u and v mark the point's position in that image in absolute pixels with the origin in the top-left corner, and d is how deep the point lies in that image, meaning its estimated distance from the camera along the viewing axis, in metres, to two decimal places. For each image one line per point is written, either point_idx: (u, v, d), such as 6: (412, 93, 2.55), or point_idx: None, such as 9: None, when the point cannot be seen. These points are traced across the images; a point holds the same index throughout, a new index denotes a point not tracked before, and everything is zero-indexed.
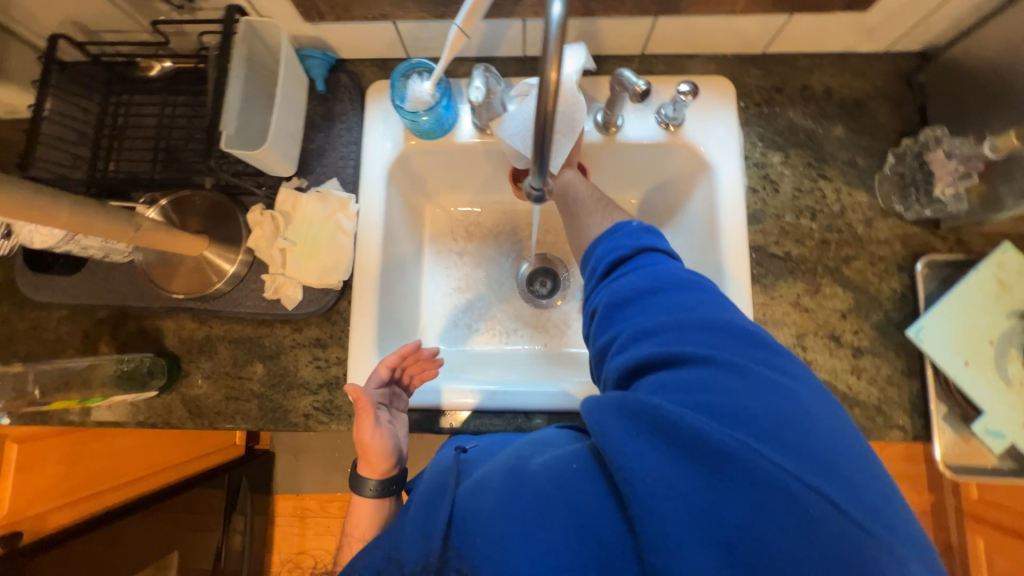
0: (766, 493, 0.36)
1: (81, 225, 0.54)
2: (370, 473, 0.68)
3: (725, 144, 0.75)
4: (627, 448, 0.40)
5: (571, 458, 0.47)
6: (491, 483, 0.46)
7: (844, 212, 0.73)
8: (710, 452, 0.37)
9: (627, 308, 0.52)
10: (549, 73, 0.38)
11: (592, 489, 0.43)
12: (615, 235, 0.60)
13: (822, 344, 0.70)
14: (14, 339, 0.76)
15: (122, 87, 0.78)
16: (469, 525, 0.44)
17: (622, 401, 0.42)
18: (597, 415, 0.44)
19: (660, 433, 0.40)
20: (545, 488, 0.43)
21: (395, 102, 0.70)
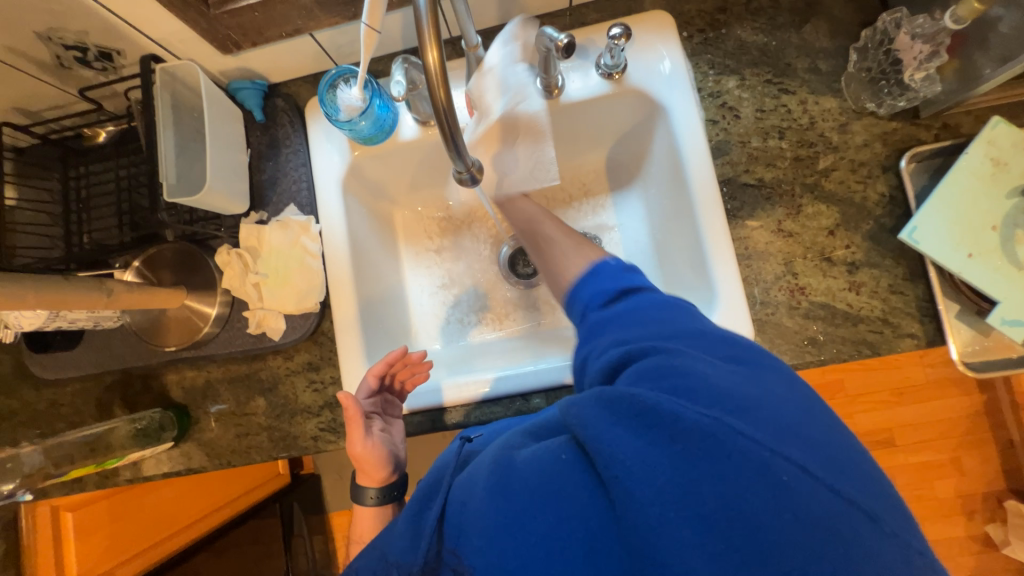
0: (755, 474, 0.34)
1: (52, 302, 0.55)
2: (370, 479, 0.69)
3: (673, 81, 0.71)
4: (610, 437, 0.38)
5: (560, 448, 0.43)
6: (476, 479, 0.45)
7: (814, 123, 0.69)
8: (699, 440, 0.35)
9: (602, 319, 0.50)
10: (429, 54, 0.38)
11: (574, 477, 0.40)
12: (598, 276, 0.56)
13: (813, 267, 0.67)
14: (37, 419, 0.80)
15: (77, 159, 0.79)
16: (459, 518, 0.44)
17: (602, 392, 0.40)
18: (579, 409, 0.41)
19: (646, 423, 0.37)
20: (526, 483, 0.41)
21: (330, 115, 0.69)
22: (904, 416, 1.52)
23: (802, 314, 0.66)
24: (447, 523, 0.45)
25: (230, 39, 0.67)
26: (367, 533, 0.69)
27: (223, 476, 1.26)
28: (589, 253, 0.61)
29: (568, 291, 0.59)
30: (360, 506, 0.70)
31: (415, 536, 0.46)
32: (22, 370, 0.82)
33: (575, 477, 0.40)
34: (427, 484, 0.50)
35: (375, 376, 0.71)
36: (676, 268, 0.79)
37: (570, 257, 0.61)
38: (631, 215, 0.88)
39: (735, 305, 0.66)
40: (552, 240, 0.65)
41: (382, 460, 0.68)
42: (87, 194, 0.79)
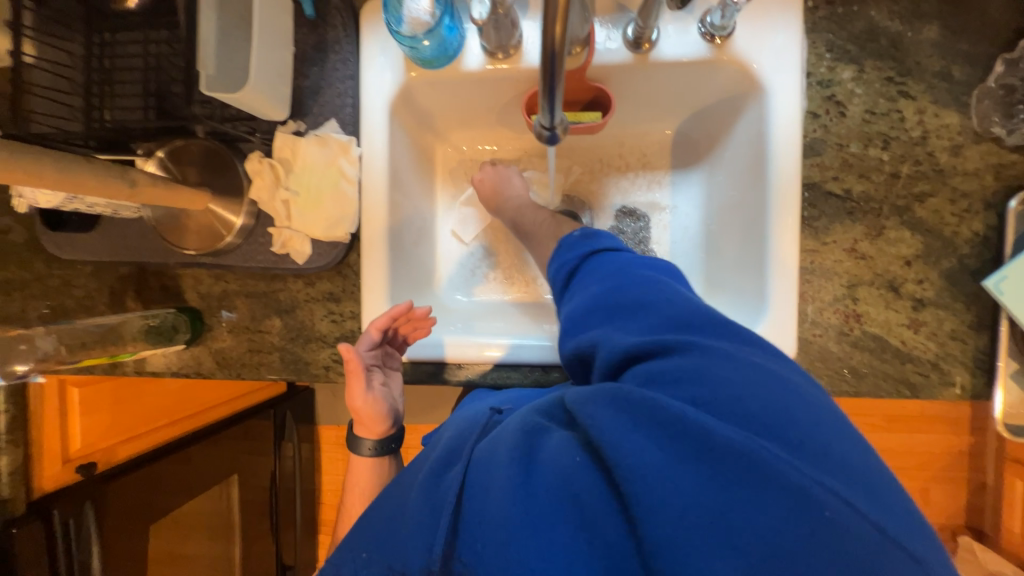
0: (780, 482, 0.33)
1: (73, 184, 0.51)
2: (367, 439, 0.73)
3: (783, 58, 0.62)
4: (630, 441, 0.36)
5: (573, 448, 0.40)
6: (491, 465, 0.42)
7: (926, 138, 0.61)
8: (718, 446, 0.35)
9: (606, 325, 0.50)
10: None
11: (589, 479, 0.38)
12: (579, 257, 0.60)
13: (877, 296, 0.62)
14: (49, 295, 0.79)
15: (102, 24, 0.72)
16: (477, 514, 0.39)
17: (618, 394, 0.40)
18: (589, 406, 0.40)
19: (665, 429, 0.36)
20: (540, 477, 0.39)
21: (391, 26, 0.60)
22: (889, 442, 1.54)
23: (851, 342, 0.63)
24: (462, 514, 0.41)
25: None
26: (359, 487, 0.72)
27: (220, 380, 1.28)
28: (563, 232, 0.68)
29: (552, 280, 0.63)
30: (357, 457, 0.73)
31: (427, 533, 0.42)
32: (36, 243, 0.79)
33: (593, 480, 0.38)
34: (444, 456, 0.48)
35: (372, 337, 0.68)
36: (725, 266, 0.75)
37: (547, 234, 0.71)
38: (687, 200, 0.82)
39: (785, 320, 0.62)
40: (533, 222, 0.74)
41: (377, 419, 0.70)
42: (112, 66, 0.71)
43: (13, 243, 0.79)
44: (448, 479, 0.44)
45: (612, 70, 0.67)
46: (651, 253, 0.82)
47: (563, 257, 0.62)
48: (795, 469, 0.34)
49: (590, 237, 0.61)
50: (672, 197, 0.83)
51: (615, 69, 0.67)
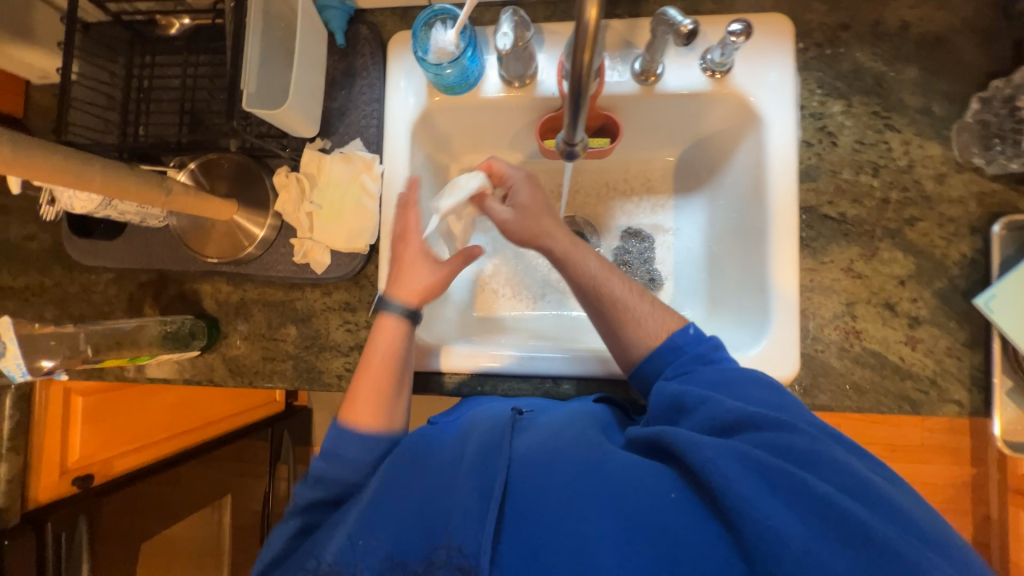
0: (871, 534, 0.41)
1: (114, 188, 0.54)
2: (388, 335, 0.64)
3: (779, 93, 0.67)
4: (748, 492, 0.43)
5: (668, 485, 0.48)
6: (562, 472, 0.50)
7: (912, 167, 0.66)
8: (821, 504, 0.43)
9: (709, 383, 0.56)
10: (588, 10, 0.35)
11: (688, 512, 0.46)
12: (680, 354, 0.61)
13: (874, 313, 0.65)
14: (66, 301, 0.80)
15: (145, 47, 0.76)
16: (546, 518, 0.47)
17: (745, 454, 0.46)
18: (704, 451, 0.46)
19: (782, 491, 0.44)
20: (636, 501, 0.47)
21: (418, 54, 0.65)
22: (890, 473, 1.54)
23: (852, 357, 0.65)
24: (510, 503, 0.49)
25: None
26: (364, 403, 0.61)
27: (220, 395, 1.29)
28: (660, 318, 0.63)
29: (640, 373, 0.63)
30: (386, 322, 0.64)
31: (479, 512, 0.47)
32: (60, 250, 0.81)
33: (693, 513, 0.46)
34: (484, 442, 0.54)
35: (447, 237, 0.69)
36: (728, 286, 0.78)
37: (646, 321, 0.63)
38: (690, 223, 0.86)
39: (788, 334, 0.65)
40: (617, 296, 0.64)
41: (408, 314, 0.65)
42: (151, 86, 0.76)
43: (38, 249, 0.81)
44: (496, 465, 0.51)
45: (620, 100, 0.73)
46: (656, 273, 0.85)
47: (657, 359, 0.62)
48: (885, 527, 0.41)
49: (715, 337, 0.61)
50: (676, 220, 0.87)
51: (622, 100, 0.73)
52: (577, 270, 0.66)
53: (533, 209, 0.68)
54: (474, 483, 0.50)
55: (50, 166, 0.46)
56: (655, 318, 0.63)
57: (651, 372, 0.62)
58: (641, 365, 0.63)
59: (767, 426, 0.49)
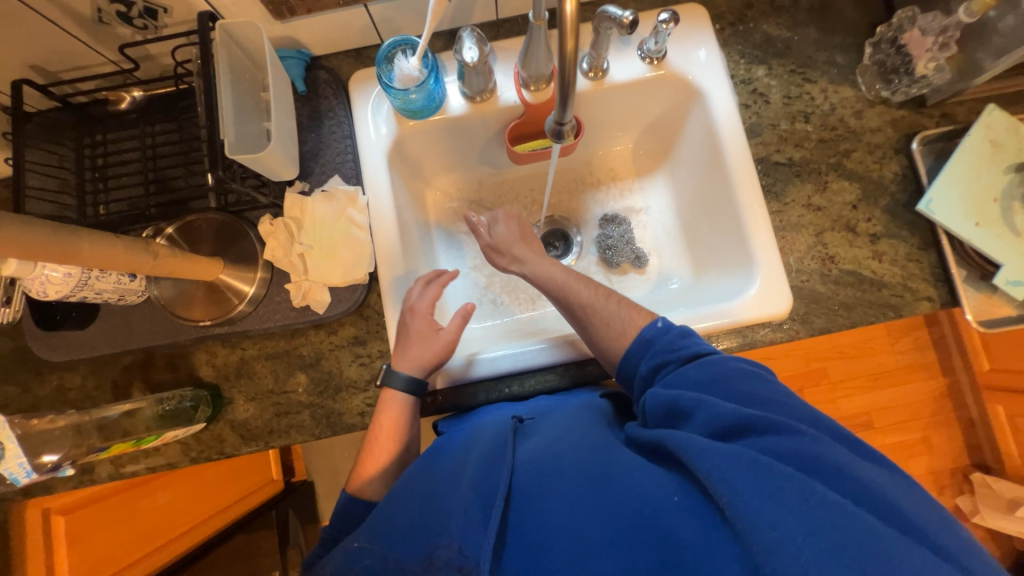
0: (873, 543, 0.40)
1: (103, 258, 0.52)
2: (394, 404, 0.66)
3: (710, 68, 0.76)
4: (757, 502, 0.42)
5: (670, 489, 0.48)
6: (567, 479, 0.50)
7: (835, 109, 0.76)
8: (829, 512, 0.41)
9: (700, 388, 0.55)
10: (567, 8, 0.41)
11: (693, 511, 0.45)
12: (651, 347, 0.63)
13: (841, 238, 0.73)
14: (39, 406, 0.73)
15: (94, 127, 0.75)
16: (549, 517, 0.48)
17: (751, 459, 0.44)
18: (710, 459, 0.45)
19: (791, 496, 0.42)
20: (638, 506, 0.46)
21: (384, 82, 0.69)
22: (879, 401, 1.65)
23: (833, 280, 0.72)
24: (513, 506, 0.49)
25: (285, 4, 0.66)
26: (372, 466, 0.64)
27: (217, 483, 1.17)
28: (630, 312, 0.68)
29: (623, 367, 0.65)
30: (390, 389, 0.67)
31: (482, 515, 0.47)
32: (23, 353, 0.74)
33: (696, 517, 0.45)
34: (487, 455, 0.53)
35: (457, 316, 0.70)
36: (707, 246, 0.84)
37: (616, 319, 0.67)
38: (657, 199, 0.93)
39: (775, 272, 0.71)
40: (586, 301, 0.70)
41: (407, 390, 0.66)
42: (106, 163, 0.74)
43: None
44: (500, 473, 0.51)
45: None
46: (640, 250, 0.91)
47: (636, 353, 0.64)
48: (887, 535, 0.40)
49: (687, 336, 0.62)
50: (644, 199, 0.94)
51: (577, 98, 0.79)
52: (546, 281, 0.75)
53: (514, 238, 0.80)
54: (477, 493, 0.49)
55: (39, 240, 0.44)
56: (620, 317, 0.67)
57: (630, 370, 0.64)
58: (621, 365, 0.66)
59: (777, 432, 0.48)
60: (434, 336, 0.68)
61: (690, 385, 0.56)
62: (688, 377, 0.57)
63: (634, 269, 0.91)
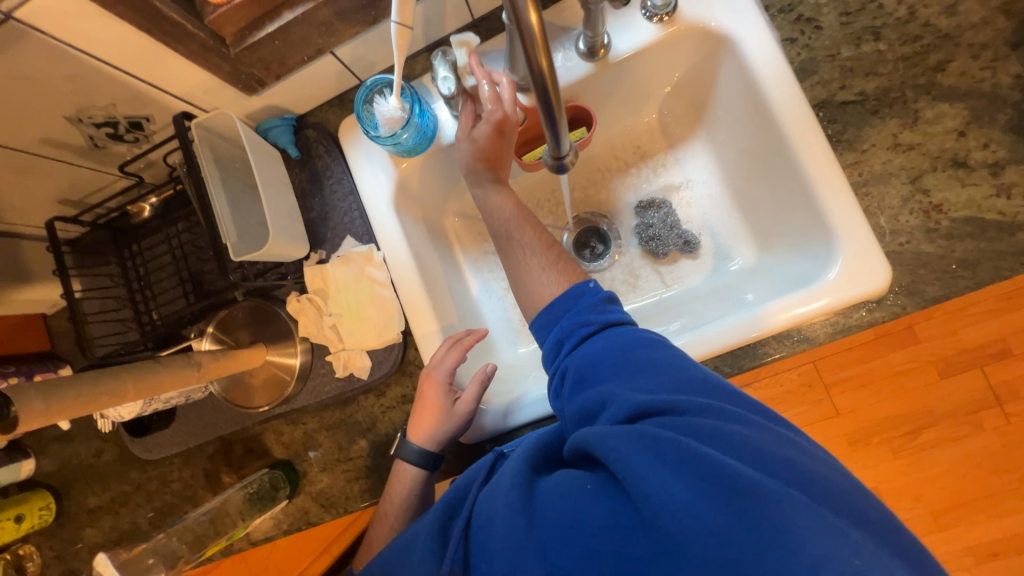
0: (779, 512, 0.35)
1: (151, 389, 0.53)
2: (401, 476, 0.66)
3: (735, 4, 0.63)
4: (650, 475, 0.38)
5: (583, 477, 0.43)
6: (497, 486, 0.46)
7: (915, 12, 0.60)
8: (728, 481, 0.36)
9: (602, 365, 0.48)
10: (529, 18, 0.35)
11: (604, 500, 0.41)
12: (580, 301, 0.55)
13: (947, 178, 0.58)
14: (152, 498, 0.81)
15: (128, 239, 0.77)
16: (484, 534, 0.45)
17: (645, 432, 0.40)
18: (608, 442, 0.41)
19: (689, 467, 0.38)
20: (558, 509, 0.42)
21: (370, 132, 0.65)
22: None
23: (945, 235, 0.58)
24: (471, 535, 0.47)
25: (253, 77, 0.62)
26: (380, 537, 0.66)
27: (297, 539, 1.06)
28: (567, 269, 0.59)
29: (541, 316, 0.56)
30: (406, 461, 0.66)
31: (439, 550, 0.48)
32: (128, 453, 0.82)
33: (609, 507, 0.40)
34: (449, 499, 0.51)
35: (475, 382, 0.67)
36: (769, 215, 0.72)
37: (545, 275, 0.59)
38: (698, 170, 0.80)
39: (858, 242, 0.58)
40: (524, 248, 0.62)
41: (419, 464, 0.65)
42: (147, 271, 0.77)
43: (108, 462, 0.83)
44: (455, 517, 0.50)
45: (579, 86, 0.69)
46: (688, 233, 0.80)
47: (548, 315, 0.56)
48: (794, 498, 0.36)
49: (589, 299, 0.54)
50: (683, 172, 0.81)
51: (582, 85, 0.69)
52: (494, 214, 0.64)
53: (472, 161, 0.64)
54: (431, 537, 0.49)
55: (87, 397, 0.46)
56: (549, 279, 0.59)
57: (541, 335, 0.57)
58: (542, 316, 0.57)
59: (680, 409, 0.42)
60: (452, 407, 0.66)
61: (600, 360, 0.49)
62: (590, 358, 0.50)
63: (685, 256, 0.80)
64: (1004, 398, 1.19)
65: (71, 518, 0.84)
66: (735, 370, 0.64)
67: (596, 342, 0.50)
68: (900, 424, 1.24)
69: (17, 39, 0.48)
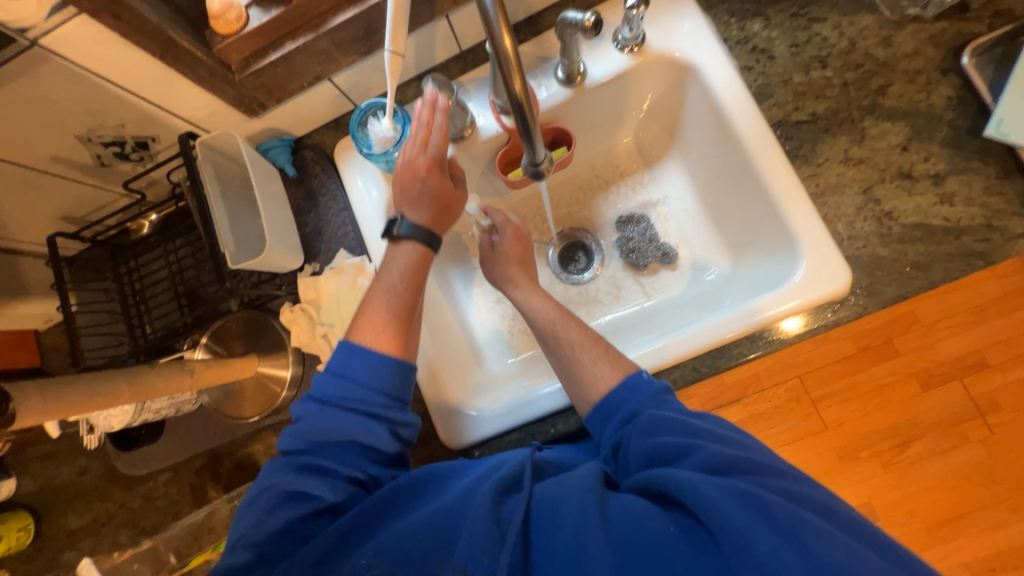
0: (852, 568, 0.37)
1: (145, 392, 0.55)
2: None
3: (697, 37, 0.70)
4: (748, 529, 0.39)
5: (665, 518, 0.42)
6: (566, 491, 0.45)
7: (855, 44, 0.67)
8: (822, 543, 0.38)
9: (677, 429, 0.49)
10: (504, 42, 0.40)
11: (690, 544, 0.40)
12: (636, 393, 0.55)
13: (895, 188, 0.63)
14: (136, 517, 0.80)
15: (125, 255, 0.80)
16: (552, 535, 0.43)
17: (742, 490, 0.41)
18: (701, 490, 0.41)
19: (785, 528, 0.39)
20: (641, 541, 0.41)
21: (364, 151, 0.69)
22: None
23: (897, 239, 0.62)
24: (533, 529, 0.44)
25: (255, 101, 0.67)
26: None
27: None
28: (615, 360, 0.60)
29: (602, 405, 0.56)
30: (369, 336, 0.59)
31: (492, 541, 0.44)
32: (113, 470, 0.82)
33: (695, 550, 0.40)
34: (502, 480, 0.47)
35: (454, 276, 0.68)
36: (740, 227, 0.77)
37: (598, 368, 0.59)
38: (673, 187, 0.86)
39: (834, 264, 0.62)
40: (572, 342, 0.62)
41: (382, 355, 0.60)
42: (143, 285, 0.78)
43: (93, 480, 0.82)
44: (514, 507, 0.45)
45: (558, 109, 0.74)
46: (666, 245, 0.84)
47: (607, 402, 0.56)
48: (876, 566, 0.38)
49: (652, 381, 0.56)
50: (659, 190, 0.87)
51: (561, 109, 0.75)
52: (535, 317, 0.67)
53: (508, 268, 0.72)
54: (485, 515, 0.45)
55: (82, 397, 0.48)
56: (602, 369, 0.59)
57: (605, 410, 0.56)
58: (599, 406, 0.57)
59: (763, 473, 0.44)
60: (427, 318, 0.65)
61: (675, 425, 0.50)
62: (661, 422, 0.50)
63: (664, 267, 0.84)
64: (985, 409, 1.21)
65: (49, 541, 0.82)
66: (713, 370, 0.66)
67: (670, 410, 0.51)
68: (886, 435, 1.25)
69: (38, 63, 0.52)
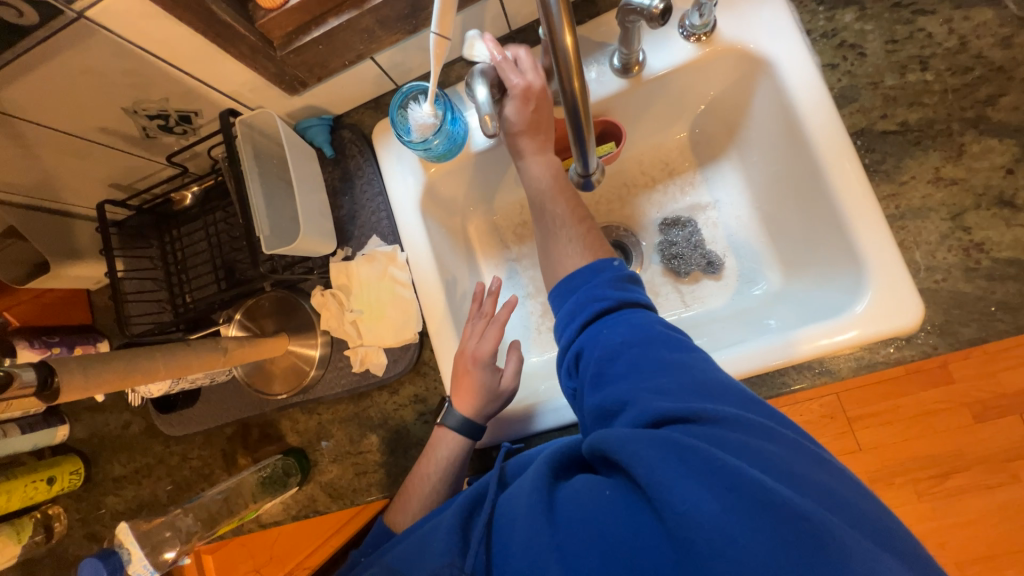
0: (790, 514, 0.33)
1: (181, 369, 0.56)
2: (443, 441, 0.65)
3: (776, 28, 0.62)
4: (674, 484, 0.36)
5: (603, 482, 0.41)
6: (519, 490, 0.45)
7: (967, 43, 0.58)
8: (755, 493, 0.34)
9: (618, 362, 0.46)
10: (566, 39, 0.36)
11: (623, 510, 0.39)
12: (598, 276, 0.53)
13: (991, 217, 0.56)
14: (172, 473, 0.85)
15: (168, 224, 0.81)
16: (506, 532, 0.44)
17: (667, 436, 0.38)
18: (628, 445, 0.39)
19: (716, 479, 0.35)
20: (577, 515, 0.40)
21: (402, 137, 0.66)
22: None
23: (984, 275, 0.55)
24: (493, 534, 0.45)
25: (296, 79, 0.65)
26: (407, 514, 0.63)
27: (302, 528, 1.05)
28: (590, 239, 0.58)
29: (561, 284, 0.55)
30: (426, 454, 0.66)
31: (460, 545, 0.46)
32: (154, 428, 0.86)
33: (628, 512, 0.38)
34: (471, 495, 0.51)
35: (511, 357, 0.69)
36: (798, 242, 0.70)
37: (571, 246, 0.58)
38: (727, 191, 0.79)
39: (900, 293, 0.55)
40: (555, 214, 0.60)
41: (462, 432, 0.65)
42: (183, 256, 0.80)
43: (135, 434, 0.87)
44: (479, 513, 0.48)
45: (610, 101, 0.69)
46: (712, 254, 0.78)
47: (569, 283, 0.54)
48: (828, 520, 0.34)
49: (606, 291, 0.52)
50: (711, 193, 0.80)
51: (614, 100, 0.69)
52: (532, 183, 0.62)
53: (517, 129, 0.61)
54: (453, 526, 0.48)
55: (122, 374, 0.49)
56: (574, 249, 0.57)
57: (561, 329, 0.54)
58: (563, 285, 0.56)
59: (703, 417, 0.40)
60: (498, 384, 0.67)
61: (618, 356, 0.46)
62: (602, 357, 0.47)
63: (708, 276, 0.79)
64: None
65: (97, 485, 0.88)
66: None
67: (612, 336, 0.48)
68: (927, 466, 1.17)
69: (87, 35, 0.51)
